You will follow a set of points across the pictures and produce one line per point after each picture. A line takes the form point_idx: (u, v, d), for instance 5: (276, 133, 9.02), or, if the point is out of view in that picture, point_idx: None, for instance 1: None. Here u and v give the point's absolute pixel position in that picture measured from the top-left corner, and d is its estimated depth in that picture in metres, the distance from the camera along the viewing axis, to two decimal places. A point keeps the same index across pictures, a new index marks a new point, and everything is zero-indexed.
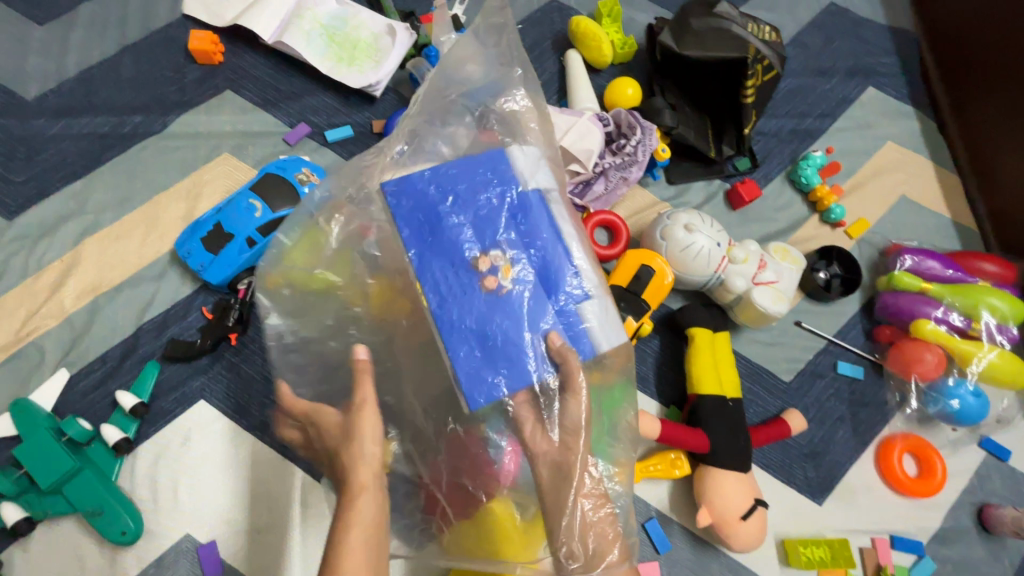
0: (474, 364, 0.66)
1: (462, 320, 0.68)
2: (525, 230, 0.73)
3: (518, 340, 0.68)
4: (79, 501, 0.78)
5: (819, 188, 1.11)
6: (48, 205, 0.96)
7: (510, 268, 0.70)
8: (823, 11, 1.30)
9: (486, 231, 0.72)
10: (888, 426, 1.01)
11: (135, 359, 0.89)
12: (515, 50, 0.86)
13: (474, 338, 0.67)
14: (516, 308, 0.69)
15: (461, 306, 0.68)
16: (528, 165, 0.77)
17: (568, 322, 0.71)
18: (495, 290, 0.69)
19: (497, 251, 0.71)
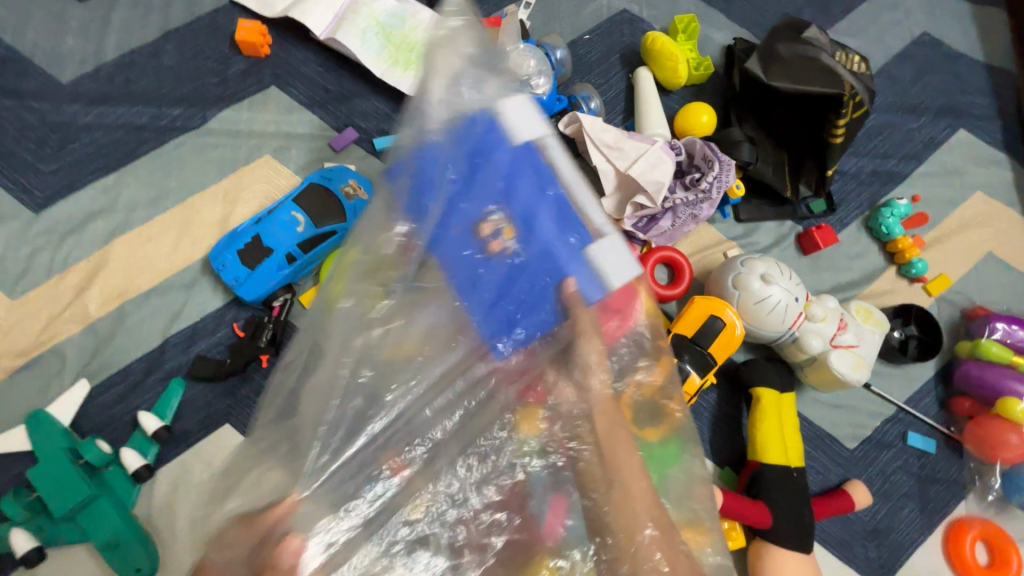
0: (493, 331, 0.60)
1: (474, 287, 0.61)
2: (523, 181, 0.62)
3: (530, 299, 0.60)
4: (92, 531, 0.72)
5: (902, 240, 1.02)
6: (77, 200, 0.90)
7: (513, 228, 0.62)
8: (914, 41, 1.20)
9: (481, 191, 0.63)
10: (959, 508, 0.93)
11: (159, 374, 0.83)
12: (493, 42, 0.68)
13: (490, 307, 0.60)
14: (527, 269, 0.61)
15: (473, 278, 0.61)
16: (498, 101, 0.64)
17: (577, 264, 0.60)
18: (500, 253, 0.61)
19: (496, 212, 0.62)
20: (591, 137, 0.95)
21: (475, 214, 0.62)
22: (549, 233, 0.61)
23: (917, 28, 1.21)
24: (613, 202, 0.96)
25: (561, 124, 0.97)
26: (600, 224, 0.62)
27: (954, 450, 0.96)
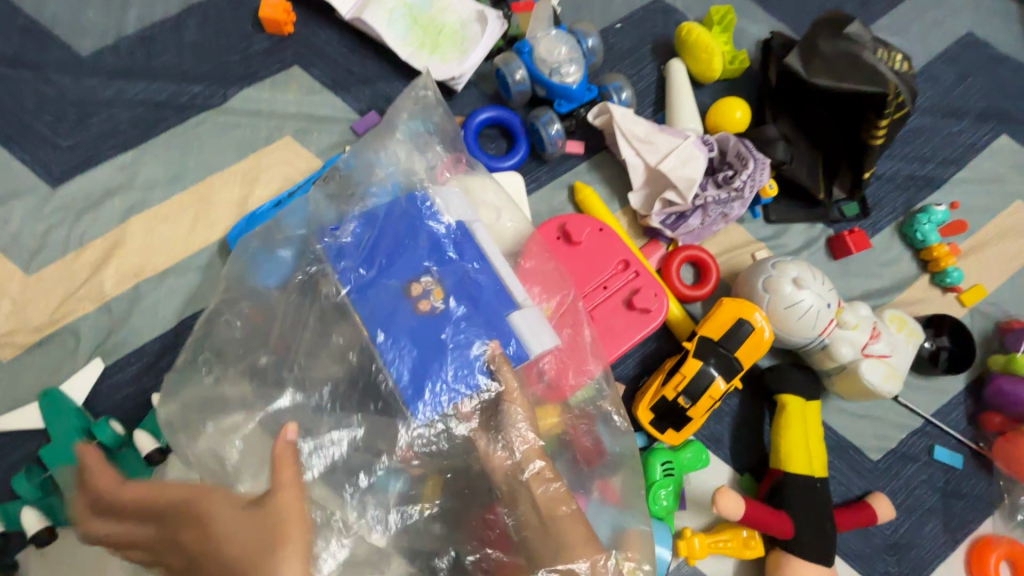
0: (419, 383, 0.64)
1: (400, 340, 0.65)
2: (453, 253, 0.71)
3: (453, 354, 0.65)
4: None
5: (937, 248, 0.98)
6: (95, 176, 0.88)
7: (442, 290, 0.68)
8: (958, 41, 1.15)
9: (412, 258, 0.70)
10: (984, 525, 0.90)
11: (173, 356, 0.82)
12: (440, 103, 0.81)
13: (415, 365, 0.64)
14: (451, 329, 0.67)
15: (396, 334, 0.65)
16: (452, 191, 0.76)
17: (499, 331, 0.68)
18: (428, 313, 0.67)
19: (427, 275, 0.69)
20: (622, 130, 0.92)
21: (408, 274, 0.69)
22: (471, 301, 0.69)
23: (962, 27, 1.16)
24: (641, 197, 0.94)
25: (590, 114, 0.94)
26: (522, 299, 0.72)
27: (981, 467, 0.93)
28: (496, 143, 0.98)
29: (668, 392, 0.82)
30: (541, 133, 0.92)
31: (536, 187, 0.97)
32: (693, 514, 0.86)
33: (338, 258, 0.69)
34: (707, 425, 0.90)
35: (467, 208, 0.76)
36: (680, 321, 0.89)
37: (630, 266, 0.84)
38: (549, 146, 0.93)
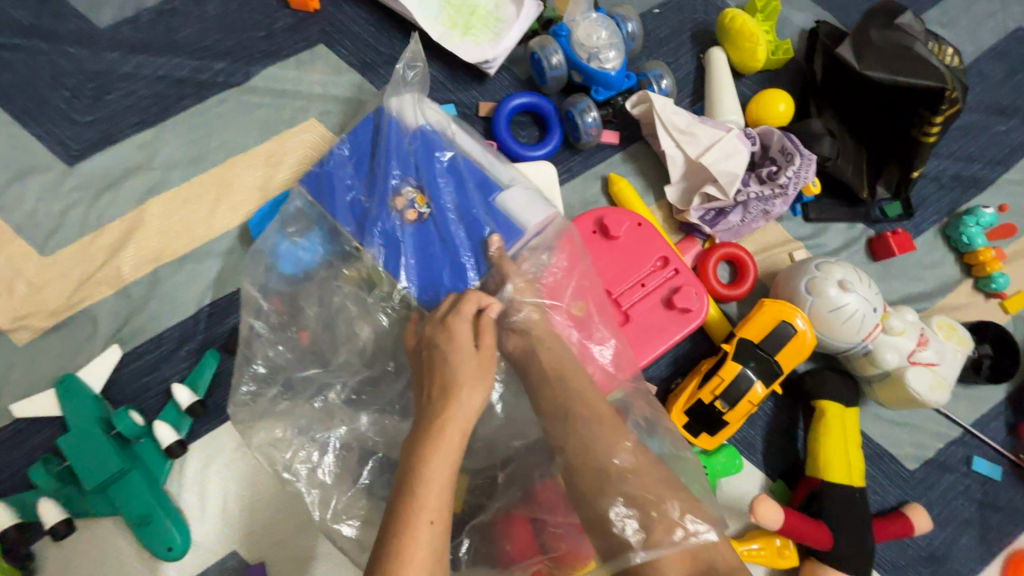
0: (429, 277, 0.74)
1: (399, 253, 0.75)
2: (423, 163, 0.78)
3: (450, 251, 0.75)
4: (123, 505, 0.69)
5: (983, 252, 0.95)
6: (112, 154, 0.85)
7: (424, 195, 0.77)
8: (1009, 36, 1.10)
9: (390, 178, 0.78)
10: (1022, 538, 0.88)
11: (193, 345, 0.79)
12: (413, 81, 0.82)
13: (422, 258, 0.75)
14: (444, 227, 0.76)
15: (396, 245, 0.75)
16: (403, 106, 0.80)
17: (485, 219, 0.76)
18: (417, 220, 0.76)
19: (408, 187, 0.77)
20: (662, 120, 0.87)
21: (390, 192, 0.77)
22: (450, 197, 0.77)
23: (1013, 21, 1.11)
24: (678, 191, 0.90)
25: (629, 102, 0.90)
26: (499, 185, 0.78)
27: (1021, 479, 0.91)
28: (528, 130, 0.94)
29: (705, 395, 0.79)
30: (577, 121, 0.89)
31: (568, 177, 0.93)
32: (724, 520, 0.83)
33: (330, 203, 0.77)
34: (740, 429, 0.87)
35: (424, 117, 0.80)
36: (716, 322, 0.86)
37: (668, 261, 0.80)
38: (584, 135, 0.89)
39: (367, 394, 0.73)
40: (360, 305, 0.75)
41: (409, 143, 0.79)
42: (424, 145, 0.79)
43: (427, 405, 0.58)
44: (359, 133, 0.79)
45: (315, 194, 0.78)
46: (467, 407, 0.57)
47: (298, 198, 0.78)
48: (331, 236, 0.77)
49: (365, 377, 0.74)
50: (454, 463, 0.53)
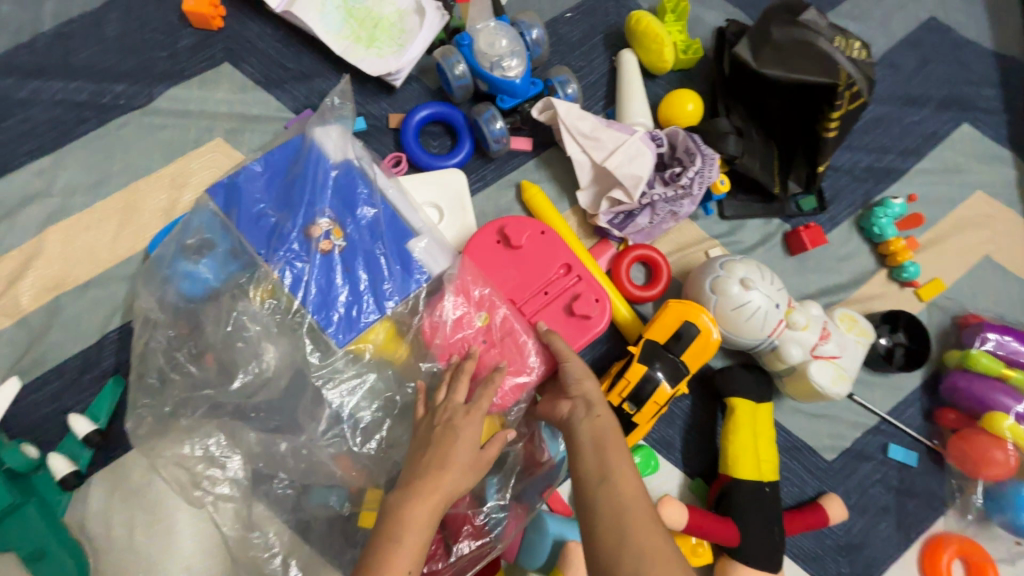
0: (336, 308, 0.73)
1: (309, 284, 0.73)
2: (341, 196, 0.76)
3: (360, 286, 0.74)
4: (16, 541, 0.68)
5: (894, 242, 0.96)
6: (11, 183, 0.83)
7: (340, 229, 0.75)
8: (920, 26, 1.12)
9: (307, 203, 0.75)
10: (939, 523, 0.89)
11: (96, 372, 0.78)
12: (343, 106, 0.79)
13: (324, 291, 0.73)
14: (356, 264, 0.75)
15: (306, 276, 0.73)
16: (325, 138, 0.77)
17: (398, 259, 0.76)
18: (330, 253, 0.74)
19: (325, 217, 0.75)
20: (566, 126, 0.88)
21: (304, 221, 0.74)
22: (370, 237, 0.76)
23: (924, 12, 1.13)
24: (589, 196, 0.91)
25: (534, 109, 0.90)
26: (415, 226, 0.78)
27: (938, 464, 0.92)
28: (440, 140, 0.94)
29: (613, 398, 0.79)
30: (483, 130, 0.89)
31: (482, 186, 0.93)
32: None
33: (238, 217, 0.74)
34: (658, 429, 0.88)
35: (345, 151, 0.78)
36: (629, 324, 0.87)
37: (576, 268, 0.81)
38: (493, 144, 0.89)
39: (265, 415, 0.72)
40: (257, 331, 0.72)
41: (327, 175, 0.76)
42: (344, 179, 0.77)
43: (421, 466, 0.57)
44: (281, 152, 0.77)
45: (225, 210, 0.74)
46: (456, 486, 0.56)
47: (206, 210, 0.74)
48: (233, 254, 0.73)
49: (261, 399, 0.72)
50: (433, 526, 0.54)
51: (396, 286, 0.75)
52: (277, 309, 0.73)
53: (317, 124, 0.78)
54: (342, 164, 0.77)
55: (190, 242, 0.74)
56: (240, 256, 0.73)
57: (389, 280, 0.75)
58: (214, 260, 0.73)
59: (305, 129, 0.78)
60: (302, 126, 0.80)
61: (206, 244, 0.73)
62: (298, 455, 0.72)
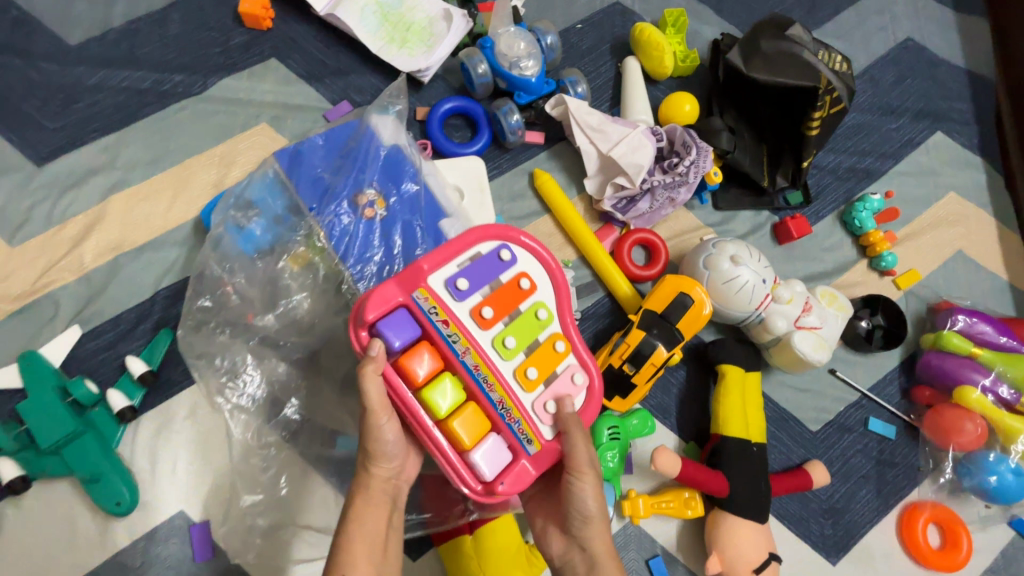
0: (370, 268, 0.81)
1: (350, 243, 0.81)
2: (386, 173, 0.85)
3: (394, 250, 0.82)
4: (76, 465, 0.76)
5: (873, 234, 1.05)
6: (78, 156, 0.93)
7: (384, 200, 0.83)
8: (897, 45, 1.23)
9: (358, 174, 0.84)
10: (916, 491, 0.96)
11: (149, 324, 0.87)
12: (400, 98, 0.92)
13: (359, 250, 0.81)
14: (392, 231, 0.83)
15: (351, 236, 0.81)
16: (381, 125, 0.88)
17: (429, 233, 0.84)
18: (371, 221, 0.82)
19: (371, 188, 0.83)
20: (576, 119, 0.98)
21: (353, 189, 0.83)
22: (408, 209, 0.84)
23: (901, 33, 1.24)
24: (595, 183, 1.01)
25: (547, 105, 1.01)
26: (448, 207, 0.87)
27: (914, 437, 0.99)
28: (461, 132, 1.05)
29: (615, 360, 0.89)
30: (501, 123, 0.99)
31: (498, 173, 1.03)
32: (639, 478, 0.91)
33: (297, 178, 0.82)
34: (655, 396, 0.96)
35: (395, 138, 0.87)
36: (629, 297, 0.97)
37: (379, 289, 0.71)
38: (510, 135, 1.00)
39: (301, 363, 0.80)
40: (302, 291, 0.81)
41: (379, 155, 0.86)
42: (392, 159, 0.86)
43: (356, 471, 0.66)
44: (340, 129, 0.86)
45: (287, 172, 0.82)
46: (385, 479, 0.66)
47: (270, 171, 0.82)
48: (287, 216, 0.82)
49: (300, 347, 0.80)
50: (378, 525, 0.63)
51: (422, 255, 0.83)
52: (319, 269, 0.81)
53: (377, 113, 0.89)
54: (392, 147, 0.86)
55: (237, 204, 0.81)
56: (291, 218, 0.82)
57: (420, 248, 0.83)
58: (267, 222, 0.81)
59: (364, 115, 0.88)
60: (359, 114, 0.91)
61: (264, 204, 0.82)
62: (331, 398, 0.80)
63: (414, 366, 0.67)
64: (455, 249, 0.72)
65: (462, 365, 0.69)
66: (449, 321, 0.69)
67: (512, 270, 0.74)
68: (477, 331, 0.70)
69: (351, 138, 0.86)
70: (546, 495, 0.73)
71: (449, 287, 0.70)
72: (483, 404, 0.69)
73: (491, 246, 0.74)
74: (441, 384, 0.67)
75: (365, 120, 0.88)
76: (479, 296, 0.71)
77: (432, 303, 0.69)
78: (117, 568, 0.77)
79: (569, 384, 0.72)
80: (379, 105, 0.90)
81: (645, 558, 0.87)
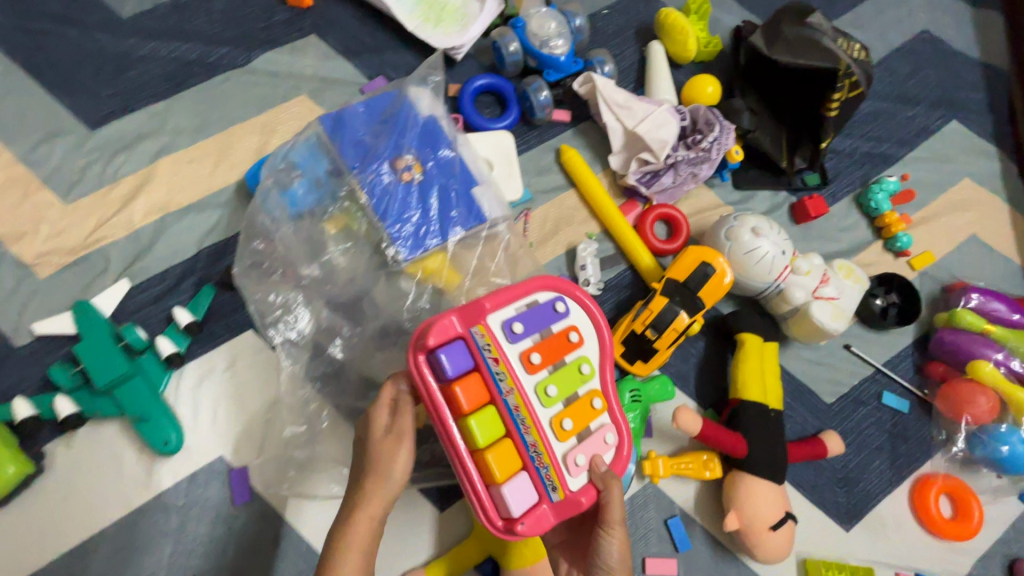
0: (407, 228, 0.85)
1: (388, 204, 0.85)
2: (423, 140, 0.89)
3: (430, 213, 0.86)
4: (127, 405, 0.80)
5: (889, 215, 1.08)
6: (129, 121, 0.98)
7: (421, 164, 0.87)
8: (914, 36, 1.27)
9: (397, 139, 0.88)
10: (928, 463, 0.98)
11: (193, 281, 0.91)
12: (437, 72, 0.96)
13: (397, 210, 0.85)
14: (428, 194, 0.87)
15: (389, 197, 0.85)
16: (419, 96, 0.92)
17: (463, 198, 0.88)
18: (409, 184, 0.86)
19: (409, 153, 0.87)
20: (603, 97, 1.02)
21: (392, 154, 0.87)
22: (443, 175, 0.88)
23: (918, 26, 1.28)
24: (620, 159, 1.04)
25: (576, 83, 1.05)
26: (480, 176, 0.91)
27: (927, 412, 1.02)
28: (491, 109, 1.09)
29: (637, 326, 0.92)
30: (531, 99, 1.03)
31: (526, 148, 1.07)
32: (659, 441, 0.94)
33: (339, 141, 0.86)
34: (674, 364, 0.99)
35: (432, 110, 0.92)
36: (651, 269, 1.00)
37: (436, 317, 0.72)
38: (539, 111, 1.04)
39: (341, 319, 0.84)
40: (341, 252, 0.86)
41: (416, 124, 0.89)
42: (428, 128, 0.90)
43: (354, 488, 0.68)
44: (380, 98, 0.90)
45: (330, 134, 0.86)
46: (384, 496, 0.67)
47: (314, 134, 0.87)
48: (328, 178, 0.86)
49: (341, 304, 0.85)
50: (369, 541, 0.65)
51: (456, 219, 0.87)
52: (359, 229, 0.86)
53: (416, 85, 0.93)
54: (429, 117, 0.90)
55: (282, 166, 0.86)
56: (331, 180, 0.86)
57: (454, 212, 0.87)
58: (308, 183, 0.86)
59: (403, 86, 0.92)
60: (397, 85, 0.95)
61: (308, 166, 0.86)
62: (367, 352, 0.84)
63: (461, 396, 0.66)
64: (514, 294, 0.73)
65: (504, 404, 0.68)
66: (499, 359, 0.69)
67: (564, 321, 0.74)
68: (524, 375, 0.70)
69: (390, 107, 0.90)
70: (570, 543, 0.80)
71: (503, 328, 0.71)
72: (517, 445, 0.68)
73: (547, 296, 0.74)
74: (483, 418, 0.67)
75: (404, 91, 0.92)
76: (530, 341, 0.71)
77: (487, 341, 0.69)
78: (161, 507, 0.81)
79: (601, 442, 0.71)
80: (417, 78, 0.94)
81: (664, 518, 0.90)
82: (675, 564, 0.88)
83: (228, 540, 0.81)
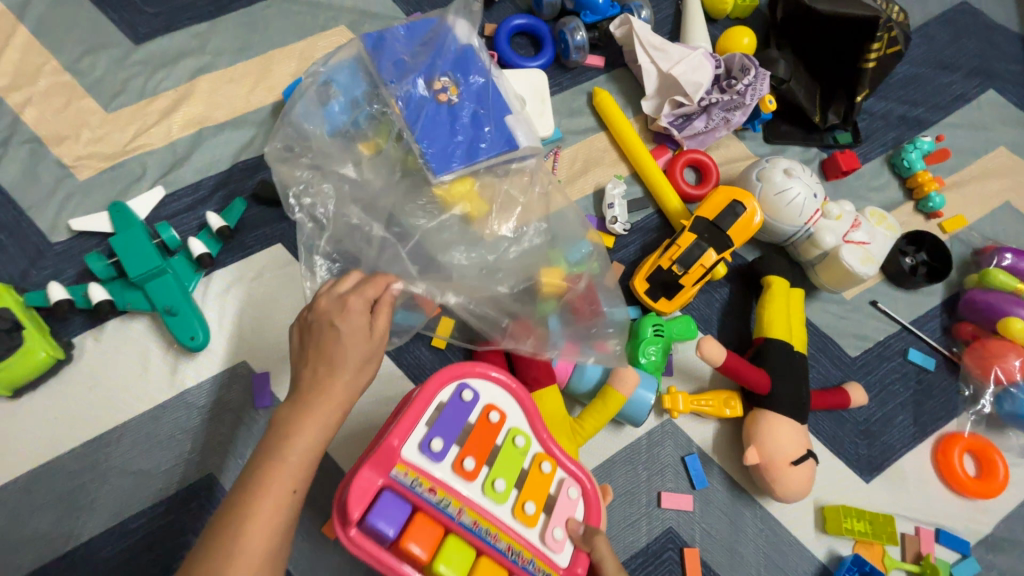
0: (440, 147, 0.85)
1: (423, 123, 0.85)
2: (459, 67, 0.89)
3: (461, 136, 0.86)
4: (156, 299, 0.81)
5: (922, 174, 1.07)
6: (172, 40, 0.99)
7: (456, 88, 0.88)
8: (954, 7, 1.25)
9: (434, 63, 0.89)
10: (953, 422, 0.97)
11: (227, 193, 0.92)
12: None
13: (432, 128, 0.85)
14: (461, 117, 0.87)
15: (423, 117, 0.86)
16: (458, 22, 0.92)
17: (495, 125, 0.88)
18: (443, 106, 0.87)
19: (445, 77, 0.88)
20: (639, 38, 1.02)
21: (428, 76, 0.88)
22: (476, 101, 0.89)
23: None
24: (653, 104, 1.05)
25: (612, 25, 1.06)
26: (513, 106, 0.91)
27: (953, 372, 1.00)
28: (526, 50, 1.09)
29: (663, 262, 0.91)
30: (567, 39, 1.03)
31: (559, 90, 1.07)
32: (680, 381, 0.94)
33: (378, 59, 0.87)
34: (698, 308, 0.98)
35: (470, 38, 0.92)
36: (679, 211, 0.99)
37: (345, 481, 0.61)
38: (573, 52, 1.04)
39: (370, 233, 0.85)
40: (370, 166, 0.87)
41: (453, 51, 0.90)
42: (465, 55, 0.90)
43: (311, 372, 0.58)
44: (421, 23, 0.91)
45: (369, 53, 0.87)
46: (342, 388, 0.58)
47: (354, 53, 0.88)
48: (365, 96, 0.88)
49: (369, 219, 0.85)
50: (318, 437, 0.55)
51: (487, 143, 0.87)
52: (392, 147, 0.87)
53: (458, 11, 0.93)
54: (468, 45, 0.91)
55: (320, 80, 0.87)
56: (367, 97, 0.88)
57: (485, 138, 0.87)
58: (345, 101, 0.87)
59: (443, 13, 0.92)
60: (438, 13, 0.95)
61: (349, 84, 0.87)
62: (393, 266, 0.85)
63: (415, 546, 0.59)
64: (416, 410, 0.65)
65: (461, 526, 0.61)
66: (434, 487, 0.62)
67: (477, 407, 0.68)
68: (463, 486, 0.64)
69: (430, 32, 0.91)
70: None
71: (421, 452, 0.63)
72: (494, 555, 0.62)
73: (448, 390, 0.68)
74: (449, 554, 0.60)
75: (445, 16, 0.92)
76: (453, 449, 0.65)
77: (414, 477, 0.62)
78: (182, 405, 0.81)
79: (568, 501, 0.68)
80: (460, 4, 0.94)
81: (681, 455, 0.89)
82: (690, 500, 0.87)
83: (246, 442, 0.81)
